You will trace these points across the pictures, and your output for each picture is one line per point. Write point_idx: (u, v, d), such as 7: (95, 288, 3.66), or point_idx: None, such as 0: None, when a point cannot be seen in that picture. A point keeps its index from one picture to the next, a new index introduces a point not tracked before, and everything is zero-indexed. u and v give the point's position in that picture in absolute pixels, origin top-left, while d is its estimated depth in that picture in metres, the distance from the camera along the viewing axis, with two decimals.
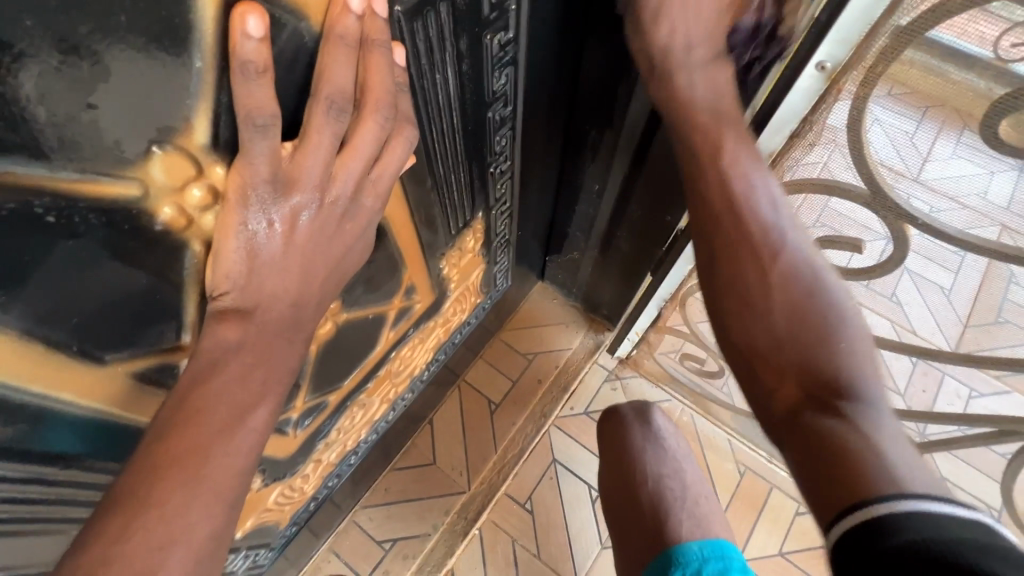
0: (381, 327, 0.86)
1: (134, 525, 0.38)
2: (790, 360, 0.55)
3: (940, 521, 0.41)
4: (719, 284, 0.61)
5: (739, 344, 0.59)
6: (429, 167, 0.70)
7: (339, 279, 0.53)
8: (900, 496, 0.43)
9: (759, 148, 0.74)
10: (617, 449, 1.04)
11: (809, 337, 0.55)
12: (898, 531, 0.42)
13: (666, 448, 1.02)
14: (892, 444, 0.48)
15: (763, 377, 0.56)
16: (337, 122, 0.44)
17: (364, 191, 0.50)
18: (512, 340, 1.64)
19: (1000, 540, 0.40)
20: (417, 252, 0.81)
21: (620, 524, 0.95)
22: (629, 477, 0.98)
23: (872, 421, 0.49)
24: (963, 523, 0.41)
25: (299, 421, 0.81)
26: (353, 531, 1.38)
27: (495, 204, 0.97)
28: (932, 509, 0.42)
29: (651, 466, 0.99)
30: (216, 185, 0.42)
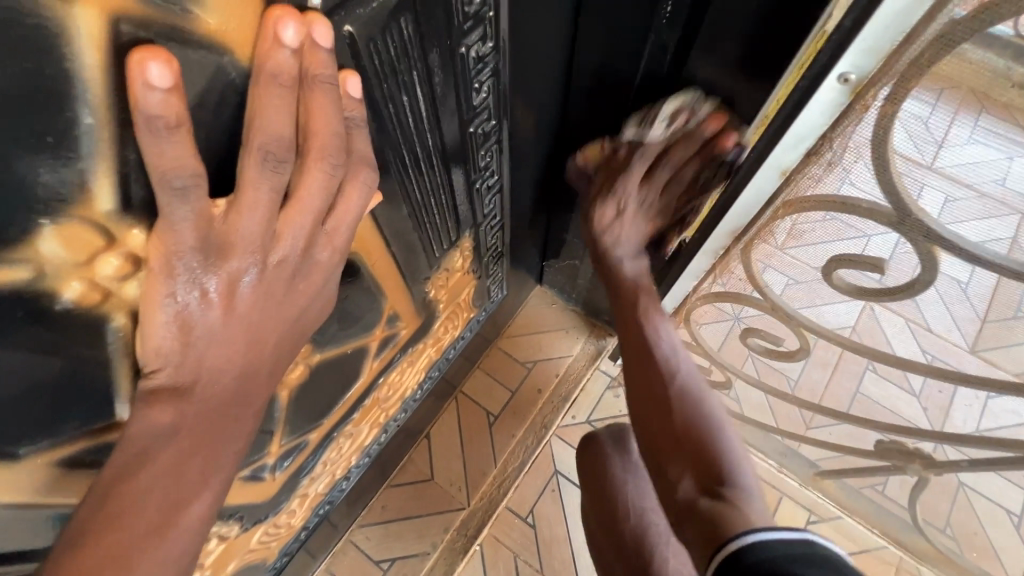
0: (362, 360, 0.80)
1: None
2: (681, 438, 0.72)
3: (776, 544, 0.57)
4: (637, 378, 0.79)
5: (650, 433, 0.75)
6: (404, 195, 0.64)
7: (297, 338, 0.48)
8: (755, 531, 0.59)
9: (768, 165, 0.67)
10: (600, 479, 1.01)
11: (702, 433, 0.72)
12: (754, 552, 0.57)
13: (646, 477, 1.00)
14: (749, 498, 0.65)
15: (661, 459, 0.72)
16: (275, 174, 0.38)
17: (317, 246, 0.44)
18: (510, 348, 1.58)
19: (817, 552, 0.56)
20: (397, 280, 0.74)
21: (605, 555, 0.94)
22: (611, 511, 0.97)
23: (745, 499, 0.65)
24: (791, 542, 0.57)
25: (277, 464, 0.75)
26: (350, 551, 1.35)
27: (485, 220, 0.91)
28: (776, 535, 0.58)
29: (634, 499, 0.97)
30: (137, 252, 0.36)
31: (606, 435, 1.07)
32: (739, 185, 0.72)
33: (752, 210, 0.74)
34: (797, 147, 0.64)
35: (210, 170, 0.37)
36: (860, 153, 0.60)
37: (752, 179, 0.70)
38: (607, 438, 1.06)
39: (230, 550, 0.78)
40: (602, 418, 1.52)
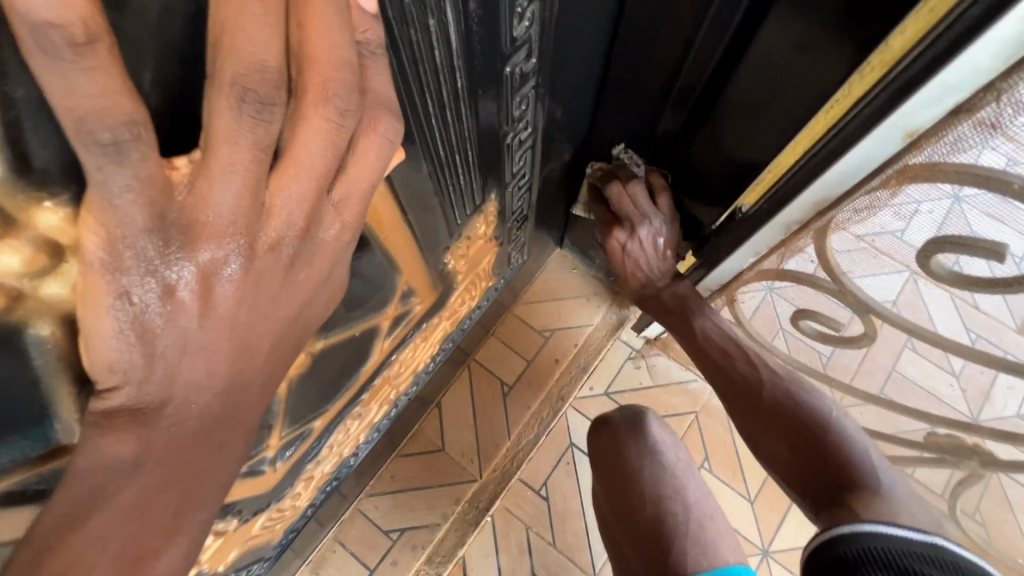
0: (373, 340, 0.70)
1: None
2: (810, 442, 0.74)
3: (898, 541, 0.59)
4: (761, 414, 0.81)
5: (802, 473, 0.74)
6: (425, 149, 0.51)
7: (298, 340, 0.37)
8: (878, 524, 0.61)
9: (891, 123, 0.53)
10: (614, 464, 0.95)
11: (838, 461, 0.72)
12: (869, 539, 0.59)
13: (664, 461, 0.94)
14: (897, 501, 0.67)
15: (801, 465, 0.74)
16: (260, 124, 0.26)
17: (324, 221, 0.33)
18: (526, 315, 1.48)
19: (943, 551, 0.58)
20: (414, 254, 0.63)
21: (620, 542, 0.90)
22: (626, 502, 0.91)
23: (881, 484, 0.69)
24: (914, 543, 0.59)
25: (278, 455, 0.67)
26: (359, 520, 1.31)
27: (512, 180, 0.78)
28: (899, 533, 0.60)
29: (650, 486, 0.91)
30: (58, 238, 0.25)
31: (618, 415, 1.00)
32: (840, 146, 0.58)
33: (854, 179, 0.60)
34: (937, 104, 0.50)
35: (163, 113, 0.25)
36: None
37: (864, 140, 0.55)
38: (619, 419, 0.99)
39: (229, 542, 0.72)
40: (620, 388, 1.46)
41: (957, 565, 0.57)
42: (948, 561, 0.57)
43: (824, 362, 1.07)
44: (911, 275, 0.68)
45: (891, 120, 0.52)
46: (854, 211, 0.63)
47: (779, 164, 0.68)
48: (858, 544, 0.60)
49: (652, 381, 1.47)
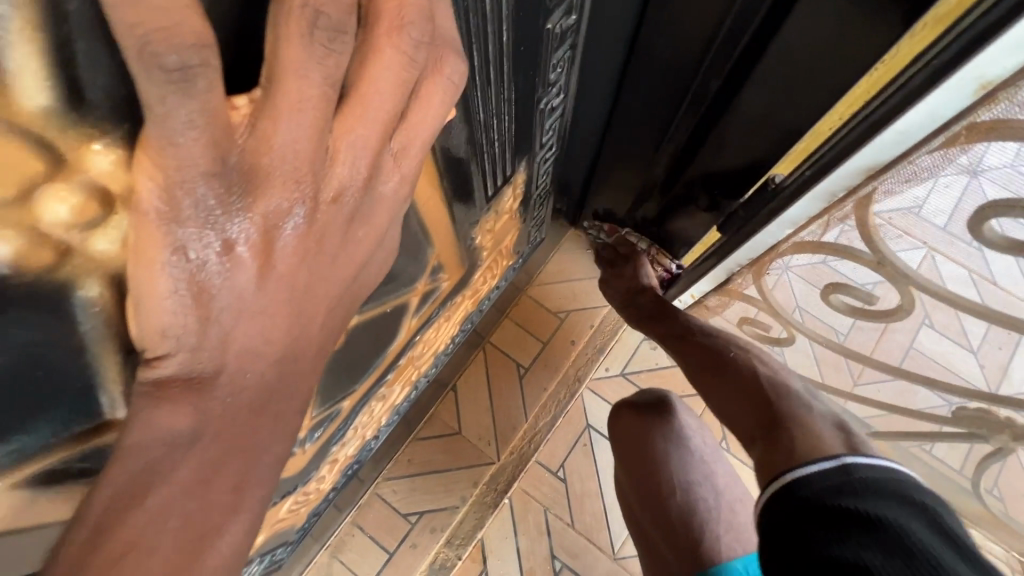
0: (401, 318, 0.68)
1: None
2: (738, 384, 0.79)
3: (815, 476, 0.58)
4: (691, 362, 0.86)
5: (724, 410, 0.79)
6: (467, 112, 0.48)
7: (351, 305, 0.35)
8: (802, 467, 0.60)
9: (963, 75, 0.49)
10: (640, 450, 0.94)
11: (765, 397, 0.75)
12: (801, 485, 0.58)
13: (688, 445, 0.93)
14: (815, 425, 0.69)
15: (730, 414, 0.78)
16: (328, 55, 0.24)
17: (385, 172, 0.30)
18: (540, 297, 1.46)
19: (856, 470, 0.58)
20: (447, 227, 0.61)
21: (645, 528, 0.91)
22: (654, 489, 0.90)
23: (809, 418, 0.70)
24: (829, 475, 0.57)
25: (307, 437, 0.65)
26: (376, 504, 1.30)
27: (540, 151, 0.75)
28: (816, 469, 0.59)
29: (679, 472, 0.90)
30: (111, 186, 0.22)
31: (641, 399, 0.98)
32: (892, 111, 0.54)
33: (912, 140, 0.57)
34: (1015, 53, 0.46)
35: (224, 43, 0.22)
36: None
37: (929, 95, 0.51)
38: (643, 403, 0.97)
39: (257, 526, 0.70)
40: (636, 368, 1.44)
41: (867, 481, 0.56)
42: (865, 481, 0.56)
43: (843, 337, 1.05)
44: (927, 251, 0.69)
45: (968, 68, 0.48)
46: (909, 174, 0.60)
47: (825, 127, 0.64)
48: (794, 495, 0.57)
49: (669, 362, 1.46)
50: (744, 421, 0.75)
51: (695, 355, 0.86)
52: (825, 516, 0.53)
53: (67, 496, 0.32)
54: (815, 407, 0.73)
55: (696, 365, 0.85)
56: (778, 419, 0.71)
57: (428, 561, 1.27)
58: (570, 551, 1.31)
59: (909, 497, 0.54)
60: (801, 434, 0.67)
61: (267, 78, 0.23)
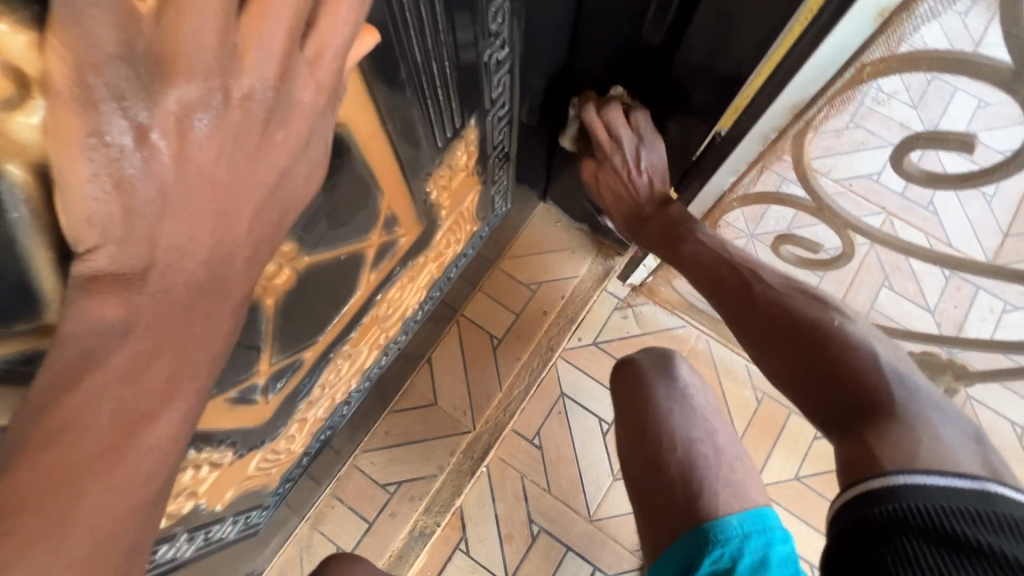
0: (358, 270, 0.70)
1: None
2: (826, 349, 0.69)
3: (938, 494, 0.54)
4: (761, 319, 0.74)
5: (804, 376, 0.69)
6: (402, 53, 0.50)
7: (280, 216, 0.37)
8: (918, 476, 0.56)
9: (862, 7, 0.53)
10: (638, 406, 0.98)
11: (859, 368, 0.67)
12: (902, 495, 0.55)
13: (692, 405, 0.97)
14: (933, 423, 0.62)
15: (818, 383, 0.68)
16: None
17: (299, 77, 0.33)
18: (512, 269, 1.49)
19: (981, 495, 0.54)
20: (396, 174, 0.63)
21: (641, 482, 0.92)
22: (654, 444, 0.93)
23: (907, 401, 0.64)
24: (953, 495, 0.54)
25: (269, 386, 0.67)
26: (355, 476, 1.32)
27: (492, 107, 0.77)
28: (938, 482, 0.55)
29: (680, 431, 0.93)
30: (25, 68, 0.24)
31: (643, 359, 1.04)
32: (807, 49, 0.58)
33: (828, 75, 0.61)
34: None
35: None
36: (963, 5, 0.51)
37: (839, 26, 0.55)
38: (647, 364, 1.02)
39: (226, 478, 0.72)
40: (608, 337, 1.48)
41: (993, 514, 0.52)
42: (1000, 516, 0.52)
43: None
44: (887, 215, 0.79)
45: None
46: (826, 109, 0.65)
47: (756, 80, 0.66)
48: (876, 504, 0.55)
49: (640, 329, 1.50)
50: (826, 399, 0.67)
51: (771, 321, 0.73)
52: (926, 534, 0.51)
53: (7, 401, 0.34)
54: (907, 384, 0.66)
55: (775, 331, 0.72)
56: (870, 405, 0.65)
57: (408, 529, 1.30)
58: (547, 514, 1.35)
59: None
60: (900, 429, 0.61)
61: None
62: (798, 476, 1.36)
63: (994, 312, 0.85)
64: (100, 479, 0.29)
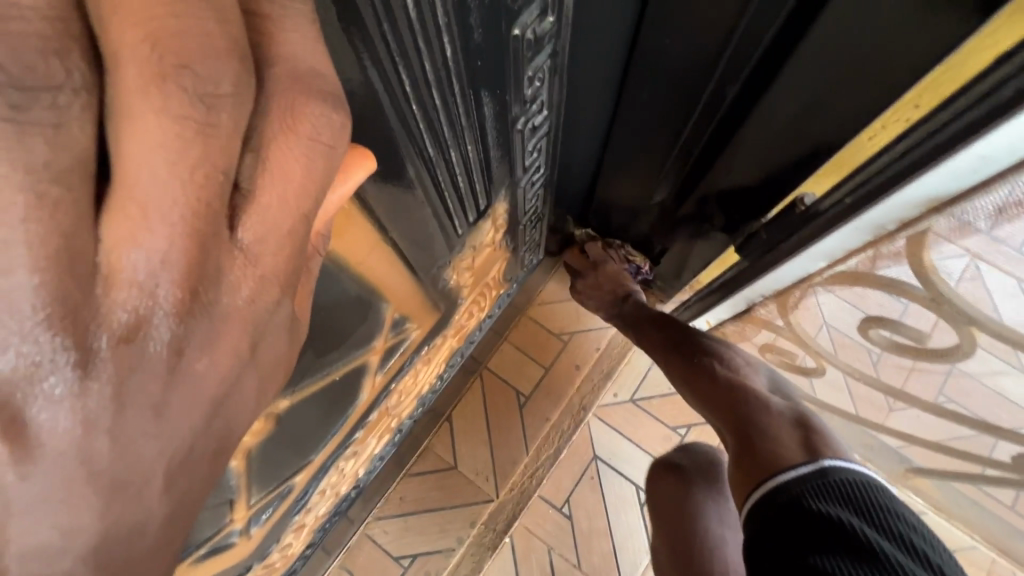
0: (360, 379, 0.58)
1: None
2: (718, 380, 0.81)
3: (800, 480, 0.65)
4: (674, 362, 0.87)
5: (697, 398, 0.82)
6: (407, 148, 0.38)
7: (219, 450, 0.25)
8: (781, 472, 0.67)
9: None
10: (685, 522, 0.86)
11: (743, 397, 0.78)
12: (780, 490, 0.65)
13: (744, 524, 0.85)
14: (789, 424, 0.74)
15: (712, 406, 0.80)
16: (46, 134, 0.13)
17: (224, 280, 0.20)
18: (542, 317, 1.35)
19: (833, 471, 0.65)
20: (404, 276, 0.50)
21: None
22: (705, 574, 0.80)
23: (775, 418, 0.75)
24: (806, 477, 0.65)
25: (251, 523, 0.55)
26: (367, 545, 1.21)
27: (524, 175, 0.64)
28: (793, 474, 0.66)
29: (735, 559, 0.81)
30: None
31: (685, 465, 0.91)
32: None
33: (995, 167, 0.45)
34: None
35: None
36: None
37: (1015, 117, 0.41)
38: (692, 472, 0.90)
39: None
40: (647, 394, 1.34)
41: (842, 483, 0.64)
42: (838, 483, 0.63)
43: (877, 370, 0.89)
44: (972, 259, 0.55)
45: None
46: (994, 209, 0.48)
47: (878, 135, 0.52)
48: (776, 499, 0.64)
49: None
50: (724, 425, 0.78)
51: (673, 357, 0.87)
52: (807, 519, 0.60)
53: None
54: (775, 404, 0.77)
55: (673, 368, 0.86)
56: (749, 425, 0.75)
57: None
58: None
59: (870, 497, 0.62)
60: (769, 441, 0.72)
61: None
62: None
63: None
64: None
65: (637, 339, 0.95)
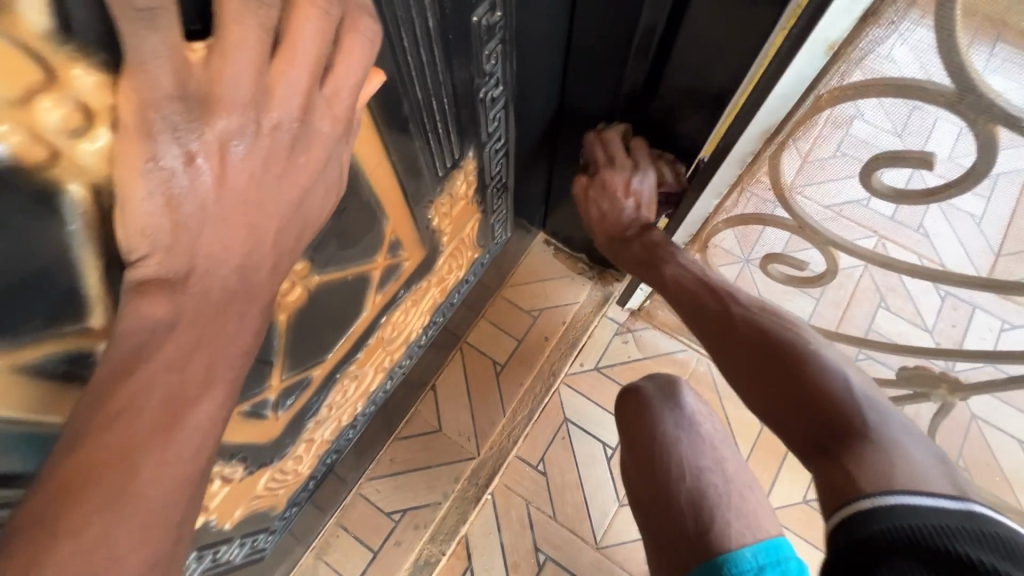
0: (365, 290, 0.74)
1: (45, 557, 0.29)
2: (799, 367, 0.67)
3: (926, 513, 0.52)
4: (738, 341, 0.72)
5: (766, 392, 0.68)
6: (404, 91, 0.57)
7: (298, 231, 0.43)
8: (886, 496, 0.55)
9: (815, 39, 0.58)
10: (647, 430, 1.03)
11: (832, 392, 0.65)
12: (879, 516, 0.53)
13: (698, 431, 1.01)
14: (886, 430, 0.62)
15: (786, 392, 0.66)
16: (260, 13, 0.33)
17: (315, 109, 0.38)
18: (513, 297, 1.53)
19: (971, 515, 0.52)
20: (400, 199, 0.68)
21: (649, 512, 0.93)
22: (662, 471, 0.96)
23: (881, 427, 0.62)
24: (947, 515, 0.52)
25: (280, 402, 0.70)
26: (360, 504, 1.33)
27: (489, 140, 0.83)
28: (929, 503, 0.53)
29: (689, 458, 0.96)
30: (91, 102, 0.30)
31: (650, 389, 1.08)
32: (770, 82, 0.64)
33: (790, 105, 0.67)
34: (850, 13, 0.56)
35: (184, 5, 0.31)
36: (903, 37, 0.56)
37: (796, 59, 0.61)
38: (655, 393, 1.07)
39: (235, 495, 0.74)
40: (610, 362, 1.51)
41: (988, 530, 0.51)
42: (988, 533, 0.50)
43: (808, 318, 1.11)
44: (878, 239, 0.79)
45: (816, 33, 0.58)
46: (805, 148, 0.72)
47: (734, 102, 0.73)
48: (871, 526, 0.53)
49: (642, 352, 1.51)
50: (807, 429, 0.64)
51: (742, 350, 0.72)
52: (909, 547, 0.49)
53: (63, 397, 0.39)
54: (871, 404, 0.64)
55: (736, 358, 0.72)
56: (843, 434, 0.62)
57: (413, 558, 1.29)
58: (553, 543, 1.33)
59: None
60: (873, 459, 0.59)
61: (215, 32, 0.32)
62: (807, 498, 1.35)
63: (993, 329, 0.86)
64: (151, 456, 0.33)
65: (681, 307, 0.80)
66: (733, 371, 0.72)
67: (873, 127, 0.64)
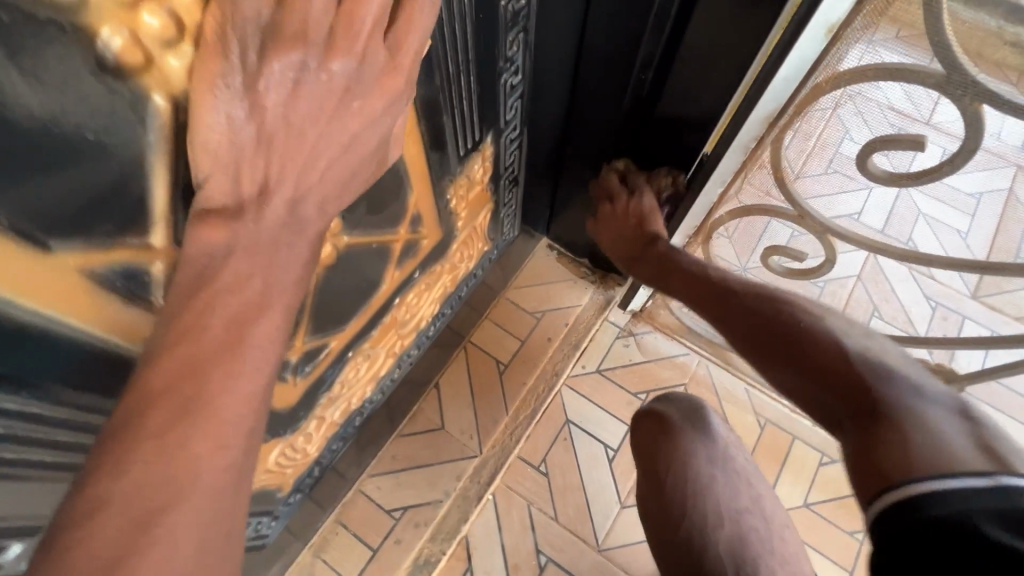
0: (385, 263, 0.77)
1: (130, 455, 0.32)
2: (820, 349, 0.71)
3: (967, 494, 0.54)
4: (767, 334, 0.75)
5: (807, 381, 0.71)
6: (438, 63, 0.61)
7: (345, 171, 0.45)
8: (936, 479, 0.56)
9: (816, 21, 0.64)
10: (680, 463, 0.94)
11: (864, 374, 0.68)
12: (933, 500, 0.54)
13: (733, 466, 0.95)
14: (920, 403, 0.64)
15: (822, 372, 0.70)
16: None
17: (372, 52, 0.42)
18: (517, 299, 1.55)
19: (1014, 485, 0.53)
20: (425, 172, 0.72)
21: (683, 560, 0.86)
22: (699, 517, 0.89)
23: (923, 410, 0.64)
24: (986, 495, 0.53)
25: (299, 367, 0.72)
26: (360, 501, 1.31)
27: (506, 128, 0.88)
28: (964, 483, 0.54)
29: (726, 500, 0.90)
30: (182, 15, 0.33)
31: (680, 423, 0.98)
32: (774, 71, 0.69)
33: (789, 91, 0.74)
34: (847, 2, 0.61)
35: None
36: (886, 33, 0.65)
37: (797, 45, 0.67)
38: (681, 421, 0.98)
39: None
40: (611, 364, 1.53)
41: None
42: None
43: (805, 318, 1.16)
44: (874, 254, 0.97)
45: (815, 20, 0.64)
46: (802, 139, 0.79)
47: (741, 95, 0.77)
48: (920, 514, 0.55)
49: (643, 356, 1.53)
50: (843, 410, 0.68)
51: (777, 343, 0.74)
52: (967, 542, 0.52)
53: (133, 321, 0.44)
54: (912, 387, 0.66)
55: (762, 347, 0.75)
56: (877, 415, 0.65)
57: (413, 557, 1.27)
58: (555, 545, 1.32)
59: None
60: (915, 427, 0.62)
61: None
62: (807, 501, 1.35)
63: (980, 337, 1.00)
64: (219, 367, 0.35)
65: (698, 309, 0.85)
66: (772, 362, 0.74)
67: (864, 118, 0.72)
